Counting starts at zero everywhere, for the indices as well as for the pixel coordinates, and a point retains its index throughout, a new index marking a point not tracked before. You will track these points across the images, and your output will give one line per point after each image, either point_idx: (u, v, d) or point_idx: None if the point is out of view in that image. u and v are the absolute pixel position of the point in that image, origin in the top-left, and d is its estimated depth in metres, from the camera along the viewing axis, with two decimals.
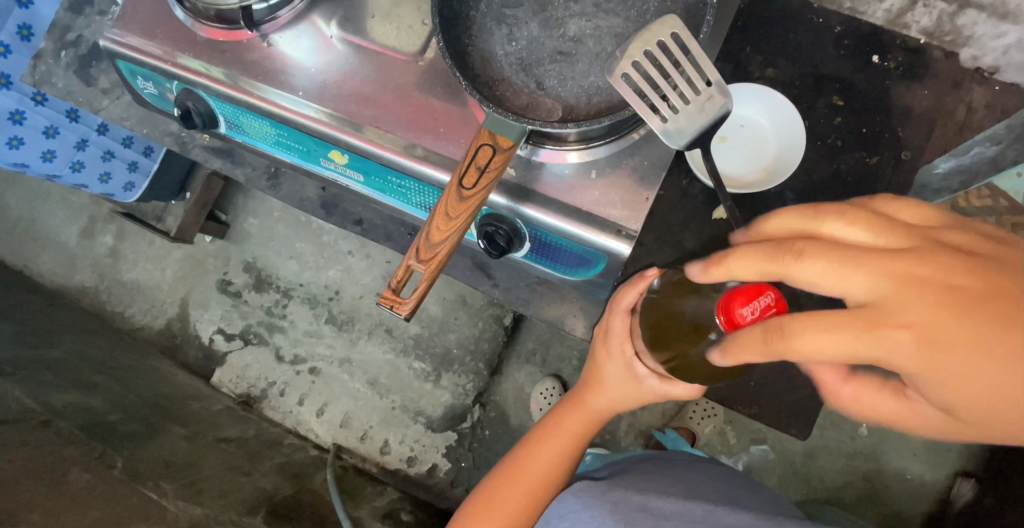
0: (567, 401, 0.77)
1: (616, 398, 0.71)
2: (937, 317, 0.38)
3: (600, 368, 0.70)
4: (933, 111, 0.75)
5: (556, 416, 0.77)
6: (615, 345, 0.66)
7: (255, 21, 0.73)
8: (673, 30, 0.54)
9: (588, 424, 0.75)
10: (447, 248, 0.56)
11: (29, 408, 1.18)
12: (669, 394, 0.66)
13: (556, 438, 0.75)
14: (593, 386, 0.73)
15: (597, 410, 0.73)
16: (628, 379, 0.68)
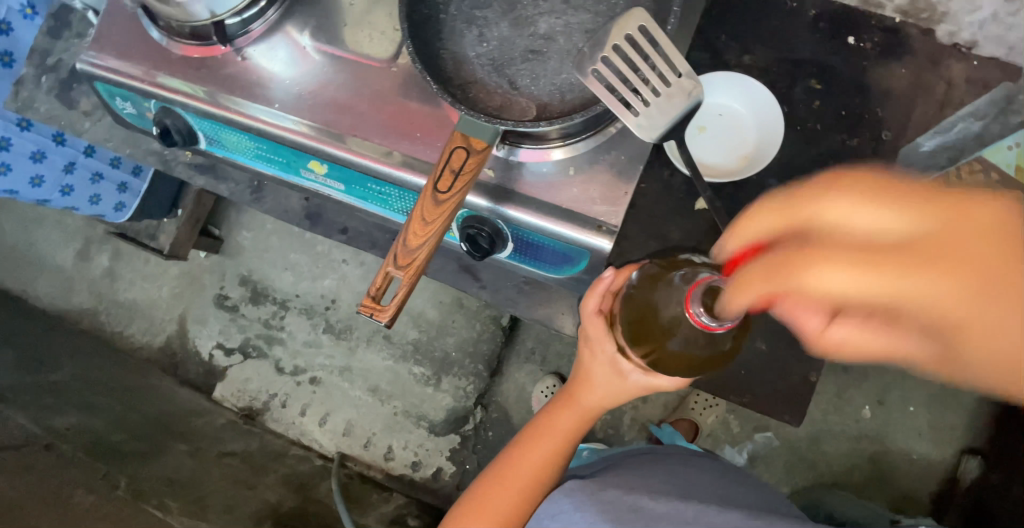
0: (558, 401, 0.77)
1: (605, 397, 0.71)
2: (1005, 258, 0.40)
3: (587, 368, 0.71)
4: (913, 90, 0.75)
5: (546, 416, 0.77)
6: (596, 345, 0.67)
7: (228, 35, 0.73)
8: (640, 23, 0.54)
9: (579, 424, 0.75)
10: (425, 253, 0.56)
11: (30, 433, 1.18)
12: (656, 387, 0.68)
13: (547, 439, 0.75)
14: (580, 385, 0.73)
15: (586, 409, 0.74)
16: (614, 378, 0.69)
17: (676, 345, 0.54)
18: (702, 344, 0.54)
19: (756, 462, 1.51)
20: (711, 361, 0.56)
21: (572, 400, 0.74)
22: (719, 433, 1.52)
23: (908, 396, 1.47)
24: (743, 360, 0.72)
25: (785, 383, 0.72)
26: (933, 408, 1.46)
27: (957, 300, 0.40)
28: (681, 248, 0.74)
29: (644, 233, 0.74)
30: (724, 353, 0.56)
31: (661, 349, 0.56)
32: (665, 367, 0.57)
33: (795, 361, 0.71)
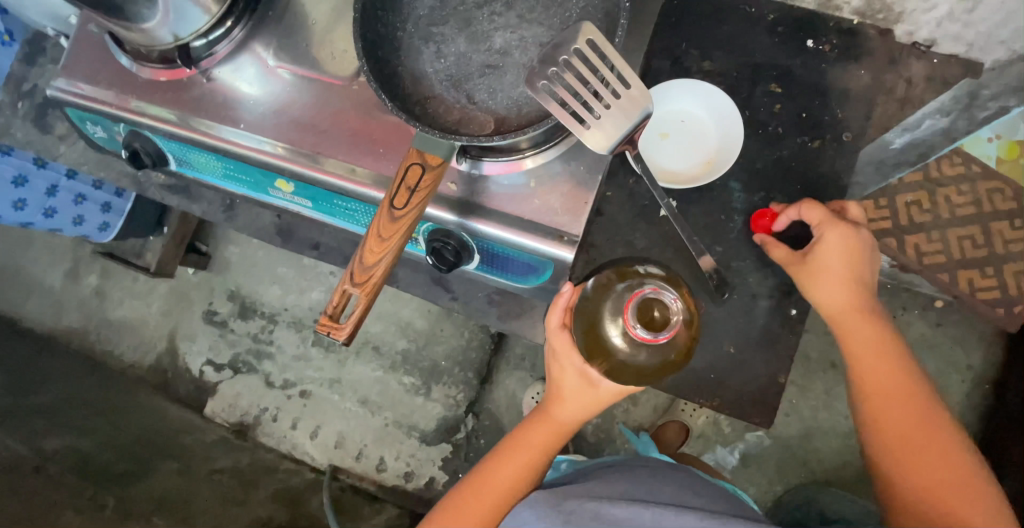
0: (534, 416, 0.78)
1: (577, 409, 0.71)
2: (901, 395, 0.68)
3: (557, 381, 0.71)
4: (872, 90, 0.76)
5: (522, 431, 0.77)
6: (564, 359, 0.67)
7: (193, 57, 0.74)
8: (589, 37, 0.55)
9: (554, 437, 0.76)
10: (382, 269, 0.57)
11: (19, 455, 1.18)
12: (625, 392, 0.69)
13: (521, 452, 0.76)
14: (553, 399, 0.73)
15: (560, 422, 0.74)
16: (584, 389, 0.69)
17: (624, 355, 0.57)
18: (651, 352, 0.56)
19: (747, 462, 1.51)
20: (666, 369, 0.57)
21: (547, 414, 0.75)
22: (709, 434, 1.52)
23: None
24: (711, 363, 0.73)
25: (754, 385, 0.73)
26: None
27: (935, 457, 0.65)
28: (648, 254, 0.75)
29: (610, 240, 0.75)
30: (677, 361, 0.58)
31: (610, 361, 0.58)
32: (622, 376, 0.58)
33: (761, 363, 0.72)
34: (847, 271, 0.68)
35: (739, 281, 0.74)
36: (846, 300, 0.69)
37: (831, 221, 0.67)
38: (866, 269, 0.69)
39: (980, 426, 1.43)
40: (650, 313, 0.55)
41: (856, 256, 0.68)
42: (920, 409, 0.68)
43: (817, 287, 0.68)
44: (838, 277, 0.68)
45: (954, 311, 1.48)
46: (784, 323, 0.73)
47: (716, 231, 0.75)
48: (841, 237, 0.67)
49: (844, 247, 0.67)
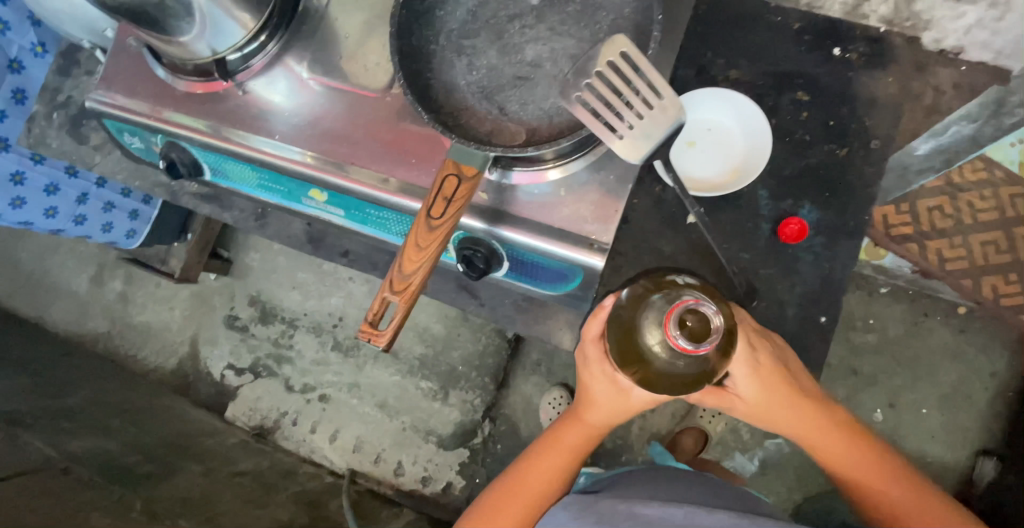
0: (565, 418, 0.79)
1: (609, 414, 0.72)
2: (851, 453, 0.75)
3: (588, 387, 0.71)
4: (899, 97, 0.76)
5: (555, 431, 0.79)
6: (595, 368, 0.68)
7: (229, 70, 0.76)
8: (622, 49, 0.56)
9: (585, 439, 0.77)
10: (420, 277, 0.58)
11: (48, 456, 1.21)
12: (658, 399, 0.69)
13: (553, 454, 0.78)
14: (585, 404, 0.74)
15: (592, 426, 0.75)
16: (616, 397, 0.69)
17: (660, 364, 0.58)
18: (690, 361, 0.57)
19: (767, 470, 1.49)
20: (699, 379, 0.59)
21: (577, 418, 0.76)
22: (728, 440, 1.52)
23: (920, 399, 1.46)
24: None
25: None
26: (944, 409, 1.44)
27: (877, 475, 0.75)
28: (674, 261, 0.75)
29: (637, 247, 0.76)
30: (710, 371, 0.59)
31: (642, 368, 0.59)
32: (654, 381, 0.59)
33: None
34: (769, 399, 0.69)
35: (766, 288, 0.74)
36: (774, 413, 0.71)
37: (744, 360, 0.66)
38: (790, 388, 0.69)
39: (1006, 434, 1.41)
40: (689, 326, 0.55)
41: (780, 380, 0.67)
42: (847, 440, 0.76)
43: (744, 413, 0.73)
44: (758, 405, 0.70)
45: (978, 317, 1.46)
46: (813, 331, 0.73)
47: (744, 239, 0.75)
48: (754, 377, 0.67)
49: (758, 376, 0.67)
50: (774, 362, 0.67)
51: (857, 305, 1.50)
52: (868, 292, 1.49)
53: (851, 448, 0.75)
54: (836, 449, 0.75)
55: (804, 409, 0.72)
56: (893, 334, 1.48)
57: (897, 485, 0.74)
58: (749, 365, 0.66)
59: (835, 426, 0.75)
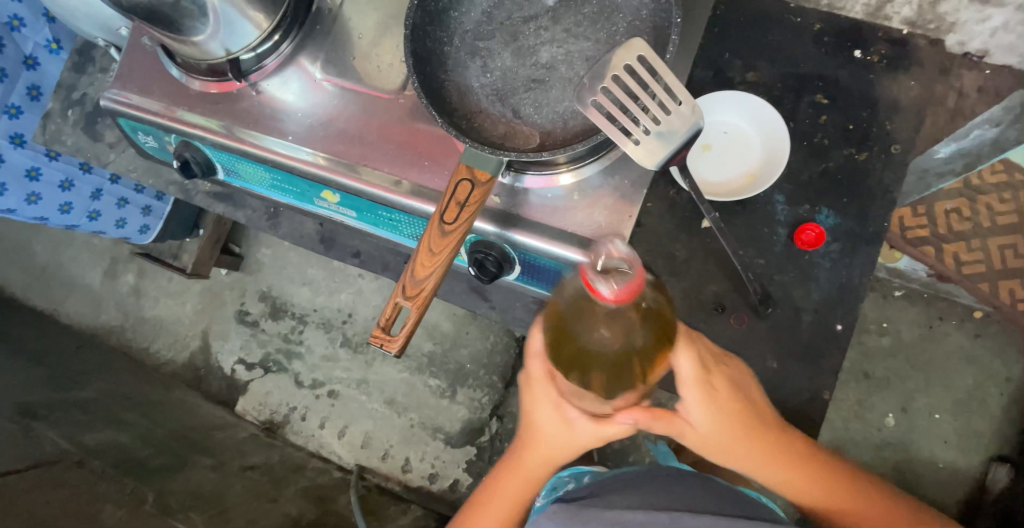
0: (512, 450, 0.76)
1: (555, 447, 0.70)
2: (821, 486, 0.68)
3: (533, 415, 0.69)
4: (922, 101, 0.74)
5: (505, 462, 0.77)
6: (539, 391, 0.66)
7: (243, 70, 0.76)
8: (639, 52, 0.55)
9: (533, 475, 0.74)
10: (433, 282, 0.58)
11: (63, 449, 1.23)
12: (607, 435, 0.66)
13: (505, 484, 0.76)
14: (531, 435, 0.71)
15: (541, 459, 0.72)
16: (561, 428, 0.67)
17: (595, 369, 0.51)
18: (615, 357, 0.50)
19: None
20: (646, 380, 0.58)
21: (523, 450, 0.73)
22: None
23: (933, 403, 1.44)
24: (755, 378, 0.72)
25: (797, 400, 0.72)
26: (958, 414, 1.42)
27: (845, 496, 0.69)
28: (688, 266, 0.75)
29: (650, 252, 0.75)
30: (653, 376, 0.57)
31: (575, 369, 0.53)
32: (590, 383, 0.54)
33: (806, 377, 0.71)
34: (725, 426, 0.64)
35: (781, 294, 0.73)
36: (733, 447, 0.65)
37: (696, 377, 0.62)
38: (746, 414, 0.64)
39: (1021, 440, 1.38)
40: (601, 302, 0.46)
41: (732, 407, 0.64)
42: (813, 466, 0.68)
43: (700, 446, 0.67)
44: (715, 435, 0.65)
45: (994, 322, 1.43)
46: (829, 339, 0.71)
47: (760, 245, 0.74)
48: (709, 399, 0.63)
49: (708, 401, 0.63)
50: (728, 388, 0.63)
51: (872, 308, 1.48)
52: (882, 295, 1.48)
53: (824, 483, 0.69)
54: (808, 485, 0.69)
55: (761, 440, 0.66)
56: (908, 338, 1.46)
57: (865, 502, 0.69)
58: (700, 385, 0.62)
59: (800, 453, 0.68)
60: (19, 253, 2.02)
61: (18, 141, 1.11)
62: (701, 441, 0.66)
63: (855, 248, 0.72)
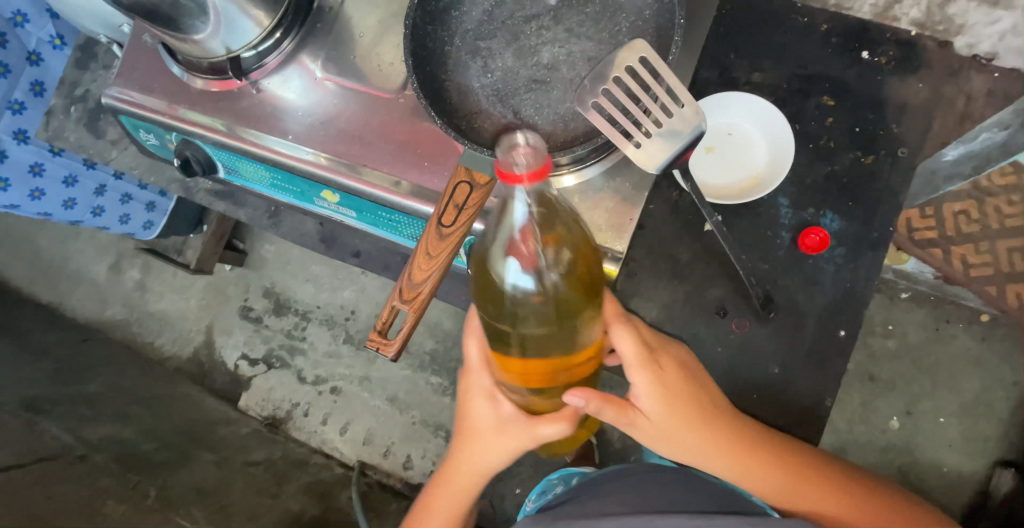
0: (445, 465, 0.71)
1: (485, 453, 0.65)
2: (789, 473, 0.65)
3: (467, 415, 0.66)
4: (931, 103, 0.73)
5: (439, 477, 0.72)
6: (474, 380, 0.65)
7: (244, 69, 0.76)
8: (641, 53, 0.54)
9: (467, 489, 0.69)
10: (430, 285, 0.57)
11: (66, 443, 1.24)
12: (540, 439, 0.61)
13: (439, 500, 0.71)
14: (462, 441, 0.67)
15: (473, 468, 0.67)
16: (492, 428, 0.63)
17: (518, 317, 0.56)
18: (540, 308, 0.55)
19: None
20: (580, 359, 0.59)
21: (455, 462, 0.68)
22: None
23: (939, 406, 1.42)
24: (755, 383, 0.72)
25: (799, 406, 0.71)
26: (964, 418, 1.41)
27: (816, 482, 0.66)
28: (690, 269, 0.74)
29: (651, 255, 0.75)
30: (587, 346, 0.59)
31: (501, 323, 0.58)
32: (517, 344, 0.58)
33: (808, 382, 0.71)
34: (677, 414, 0.63)
35: (785, 299, 0.72)
36: (684, 436, 0.63)
37: (639, 360, 0.61)
38: (697, 401, 0.63)
39: None
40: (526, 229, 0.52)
41: (680, 392, 0.62)
42: (778, 454, 0.66)
43: (655, 440, 0.64)
44: (667, 423, 0.63)
45: (1001, 325, 1.42)
46: (832, 345, 0.70)
47: (763, 249, 0.73)
48: (657, 382, 0.61)
49: (653, 385, 0.61)
50: (671, 371, 0.63)
51: (877, 310, 1.47)
52: (889, 297, 1.47)
53: (796, 477, 0.65)
54: (777, 479, 0.65)
55: (714, 427, 0.64)
56: (914, 340, 1.45)
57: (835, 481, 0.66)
58: (646, 367, 0.61)
59: (760, 440, 0.66)
60: (26, 247, 2.03)
61: (21, 136, 1.11)
62: (654, 432, 0.63)
63: (862, 253, 0.71)
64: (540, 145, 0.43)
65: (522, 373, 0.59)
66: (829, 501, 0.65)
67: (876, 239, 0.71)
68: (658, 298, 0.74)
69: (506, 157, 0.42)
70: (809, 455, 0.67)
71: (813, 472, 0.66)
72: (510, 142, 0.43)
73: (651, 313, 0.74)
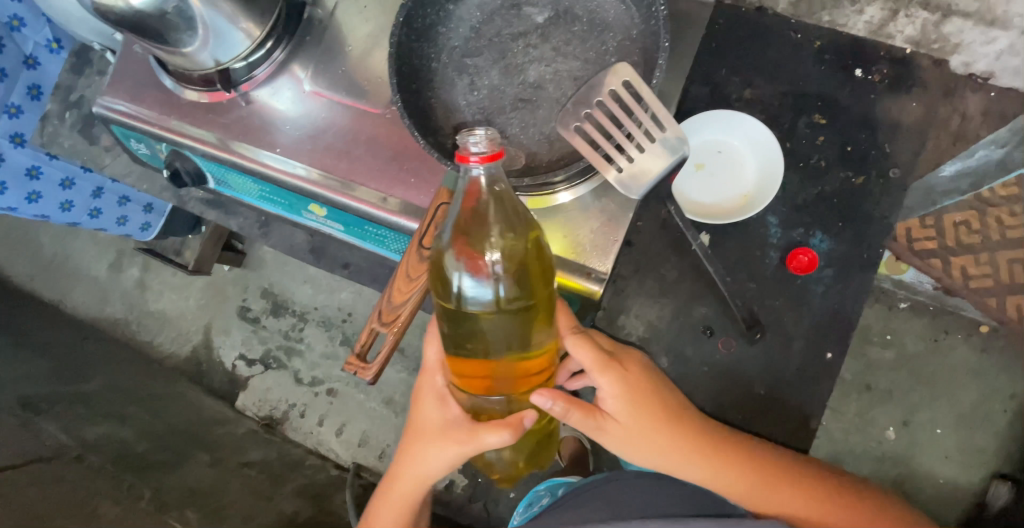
0: (391, 469, 0.70)
1: (424, 456, 0.63)
2: (760, 473, 0.65)
3: (415, 414, 0.66)
4: (925, 123, 0.73)
5: (385, 479, 0.71)
6: (426, 381, 0.65)
7: (233, 80, 0.75)
8: (625, 78, 0.57)
9: (411, 495, 0.68)
10: (408, 309, 0.60)
11: (62, 444, 1.23)
12: (480, 447, 0.59)
13: (383, 505, 0.70)
14: (407, 441, 0.66)
15: (415, 473, 0.66)
16: (436, 429, 0.62)
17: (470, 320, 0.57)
18: (495, 312, 0.57)
19: None
20: (530, 364, 0.60)
21: (400, 464, 0.67)
22: None
23: (935, 418, 1.41)
24: (740, 405, 0.72)
25: (783, 427, 0.71)
26: (961, 430, 1.39)
27: (790, 481, 0.65)
28: (678, 288, 0.74)
29: (638, 272, 0.75)
30: (538, 354, 0.60)
31: (452, 327, 0.59)
32: (469, 347, 0.59)
33: (792, 401, 0.71)
34: (645, 413, 0.63)
35: (771, 319, 0.72)
36: (653, 438, 0.63)
37: (599, 363, 0.62)
38: (661, 400, 0.64)
39: None
40: (479, 227, 0.55)
41: (643, 394, 0.63)
42: (748, 454, 0.66)
43: (624, 444, 0.64)
44: (634, 425, 0.63)
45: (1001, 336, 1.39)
46: (820, 368, 0.70)
47: (751, 268, 0.73)
48: (622, 381, 0.62)
49: (616, 387, 0.62)
50: (634, 373, 0.64)
51: (875, 319, 1.45)
52: (887, 306, 1.44)
53: (769, 475, 0.65)
54: (750, 479, 0.65)
55: (681, 429, 0.64)
56: (912, 350, 1.42)
57: (808, 479, 0.66)
58: (607, 370, 0.62)
59: (726, 441, 0.66)
60: (26, 244, 2.04)
61: (19, 140, 1.08)
62: (623, 435, 0.63)
63: (852, 273, 0.71)
64: (494, 135, 0.50)
65: (473, 375, 0.61)
66: (805, 499, 0.65)
67: (867, 261, 0.71)
68: (644, 316, 0.75)
69: (464, 143, 0.49)
70: (778, 454, 0.67)
71: (785, 471, 0.66)
72: (469, 133, 0.49)
73: (638, 330, 0.75)
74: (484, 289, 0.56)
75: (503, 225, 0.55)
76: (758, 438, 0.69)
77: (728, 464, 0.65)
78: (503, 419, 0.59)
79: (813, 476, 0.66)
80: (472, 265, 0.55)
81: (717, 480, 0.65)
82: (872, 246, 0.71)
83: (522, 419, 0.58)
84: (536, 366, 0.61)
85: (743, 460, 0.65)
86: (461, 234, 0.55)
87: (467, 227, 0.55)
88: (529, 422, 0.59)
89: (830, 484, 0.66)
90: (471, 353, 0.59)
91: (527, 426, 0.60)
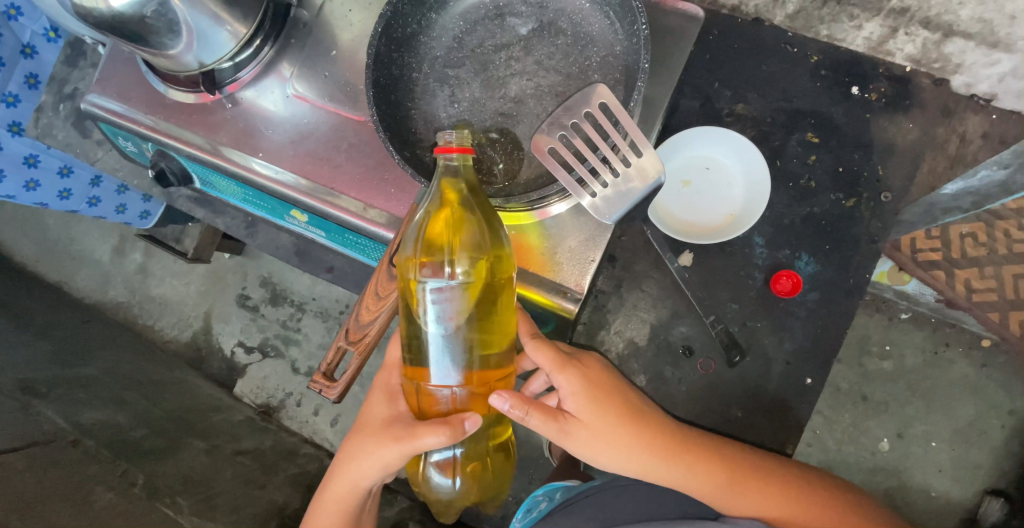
0: (332, 468, 0.70)
1: (364, 452, 0.63)
2: (728, 470, 0.65)
3: (365, 411, 0.67)
4: (919, 146, 0.72)
5: (327, 477, 0.71)
6: (383, 378, 0.68)
7: (217, 82, 0.74)
8: (603, 100, 0.58)
9: (351, 494, 0.68)
10: (374, 329, 0.65)
11: (60, 428, 1.21)
12: (416, 446, 0.58)
13: (324, 500, 0.70)
14: (351, 436, 0.67)
15: (352, 472, 0.66)
16: (380, 425, 0.63)
17: (428, 321, 0.58)
18: (453, 315, 0.57)
19: None
20: (488, 375, 0.60)
21: (341, 462, 0.67)
22: None
23: (931, 431, 1.37)
24: (716, 425, 0.74)
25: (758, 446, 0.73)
26: (956, 445, 1.36)
27: (758, 480, 0.65)
28: (660, 304, 0.77)
29: (620, 288, 0.77)
30: (495, 365, 0.60)
31: (411, 328, 0.60)
32: (423, 349, 0.59)
33: (766, 417, 0.73)
34: (605, 411, 0.64)
35: (751, 339, 0.74)
36: (617, 435, 0.64)
37: (558, 363, 0.63)
38: (622, 397, 0.65)
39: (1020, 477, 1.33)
40: (442, 229, 0.57)
41: (604, 391, 0.65)
42: (713, 450, 0.67)
43: (589, 445, 0.63)
44: (597, 422, 0.63)
45: (1002, 352, 1.35)
46: (798, 391, 0.72)
47: (734, 289, 0.74)
48: (581, 378, 0.64)
49: (577, 386, 0.63)
50: (595, 371, 0.65)
51: (875, 329, 1.41)
52: (887, 317, 1.40)
53: (736, 472, 0.66)
54: (719, 476, 0.65)
55: (645, 426, 0.65)
56: (911, 363, 1.39)
57: (779, 479, 0.66)
58: (566, 368, 0.64)
59: (693, 439, 0.67)
60: (32, 226, 2.06)
61: (16, 129, 1.05)
62: (588, 434, 0.63)
63: (835, 297, 0.72)
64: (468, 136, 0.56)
65: (428, 380, 0.60)
66: (774, 497, 0.64)
67: (852, 286, 0.72)
68: (626, 331, 0.77)
69: (444, 139, 0.54)
70: (746, 452, 0.68)
71: (753, 470, 0.66)
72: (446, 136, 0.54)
73: (617, 346, 0.77)
74: (444, 290, 0.57)
75: (468, 226, 0.57)
76: (727, 439, 0.70)
77: (695, 462, 0.65)
78: (444, 419, 0.58)
79: (785, 476, 0.66)
80: (433, 262, 0.57)
81: (686, 478, 0.65)
82: (855, 267, 0.72)
83: (462, 422, 0.57)
84: (495, 379, 0.61)
85: (708, 456, 0.66)
86: (426, 232, 0.58)
87: (433, 226, 0.57)
88: (471, 426, 0.57)
89: (805, 486, 0.66)
90: (425, 356, 0.59)
91: (470, 432, 0.58)
